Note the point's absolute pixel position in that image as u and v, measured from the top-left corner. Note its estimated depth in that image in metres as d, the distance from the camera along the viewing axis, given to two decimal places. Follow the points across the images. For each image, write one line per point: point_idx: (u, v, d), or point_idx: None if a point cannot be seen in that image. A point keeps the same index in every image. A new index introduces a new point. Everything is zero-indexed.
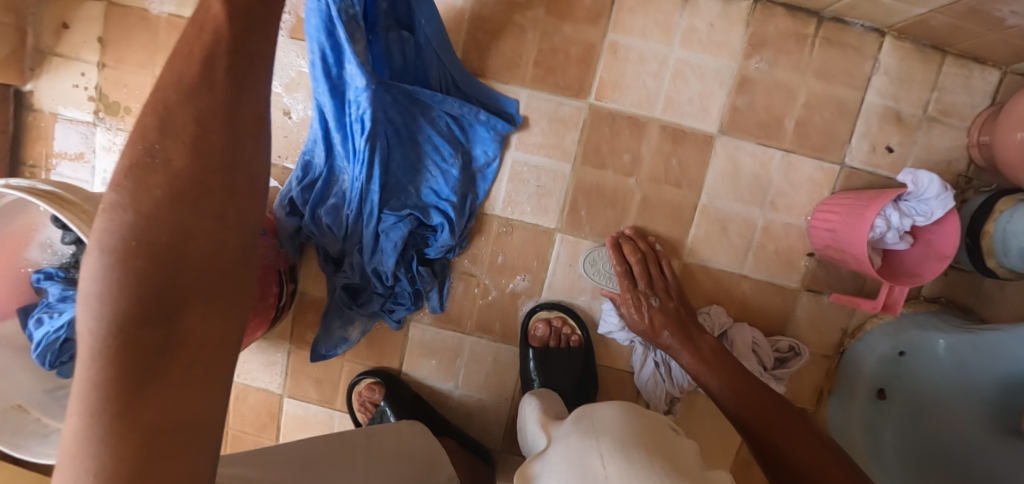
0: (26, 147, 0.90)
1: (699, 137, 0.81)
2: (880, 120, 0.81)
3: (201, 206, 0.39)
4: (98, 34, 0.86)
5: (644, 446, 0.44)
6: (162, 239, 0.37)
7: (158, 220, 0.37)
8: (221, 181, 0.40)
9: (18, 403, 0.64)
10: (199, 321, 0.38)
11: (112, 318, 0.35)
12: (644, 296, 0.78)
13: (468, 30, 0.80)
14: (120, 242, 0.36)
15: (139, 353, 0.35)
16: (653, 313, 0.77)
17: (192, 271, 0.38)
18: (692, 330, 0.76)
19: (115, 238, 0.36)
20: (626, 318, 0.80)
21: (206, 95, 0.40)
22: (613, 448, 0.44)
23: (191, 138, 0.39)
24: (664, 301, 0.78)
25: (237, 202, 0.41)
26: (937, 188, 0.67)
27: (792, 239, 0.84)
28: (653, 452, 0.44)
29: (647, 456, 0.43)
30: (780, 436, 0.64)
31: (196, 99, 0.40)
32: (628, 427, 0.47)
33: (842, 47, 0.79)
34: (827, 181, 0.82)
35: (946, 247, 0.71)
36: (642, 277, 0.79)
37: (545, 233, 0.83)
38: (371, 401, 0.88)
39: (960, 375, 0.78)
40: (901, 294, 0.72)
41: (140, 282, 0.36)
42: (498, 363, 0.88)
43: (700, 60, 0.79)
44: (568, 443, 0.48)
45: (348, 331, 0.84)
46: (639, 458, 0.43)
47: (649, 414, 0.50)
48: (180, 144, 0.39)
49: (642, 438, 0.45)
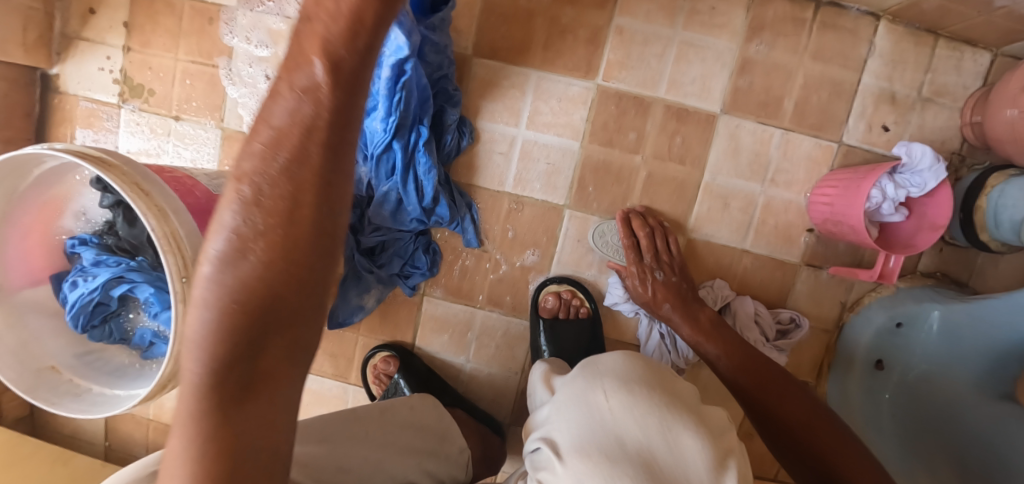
0: (52, 128, 0.94)
1: (702, 117, 0.84)
2: (876, 100, 0.84)
3: (295, 256, 0.33)
4: (124, 19, 0.90)
5: (645, 383, 0.49)
6: (262, 293, 0.33)
7: (260, 269, 0.33)
8: (314, 229, 0.34)
9: (52, 364, 0.65)
10: (285, 376, 0.35)
11: (209, 372, 0.33)
12: (649, 270, 0.81)
13: (480, 14, 0.84)
14: (221, 300, 0.32)
15: (228, 407, 0.33)
16: (657, 286, 0.80)
17: (287, 327, 0.34)
18: (692, 304, 0.79)
19: (224, 285, 0.33)
20: (631, 290, 0.83)
21: (314, 138, 0.34)
22: (615, 385, 0.48)
23: (294, 183, 0.33)
24: (667, 275, 0.81)
25: (326, 251, 0.35)
26: (930, 160, 0.71)
27: (791, 215, 0.87)
28: (653, 388, 0.48)
29: (647, 391, 0.48)
30: (777, 400, 0.68)
31: (301, 135, 0.34)
32: (629, 368, 0.51)
33: (838, 30, 0.82)
34: (825, 158, 0.85)
35: (939, 218, 0.74)
36: (648, 248, 0.81)
37: (554, 209, 0.87)
38: (386, 373, 0.91)
39: (954, 344, 0.81)
40: (897, 263, 0.75)
41: (236, 337, 0.33)
42: (508, 338, 0.92)
43: (703, 42, 0.83)
44: (573, 385, 0.52)
45: (364, 299, 0.88)
46: (640, 393, 0.47)
47: (650, 358, 0.54)
48: (284, 183, 0.33)
49: (643, 376, 0.50)
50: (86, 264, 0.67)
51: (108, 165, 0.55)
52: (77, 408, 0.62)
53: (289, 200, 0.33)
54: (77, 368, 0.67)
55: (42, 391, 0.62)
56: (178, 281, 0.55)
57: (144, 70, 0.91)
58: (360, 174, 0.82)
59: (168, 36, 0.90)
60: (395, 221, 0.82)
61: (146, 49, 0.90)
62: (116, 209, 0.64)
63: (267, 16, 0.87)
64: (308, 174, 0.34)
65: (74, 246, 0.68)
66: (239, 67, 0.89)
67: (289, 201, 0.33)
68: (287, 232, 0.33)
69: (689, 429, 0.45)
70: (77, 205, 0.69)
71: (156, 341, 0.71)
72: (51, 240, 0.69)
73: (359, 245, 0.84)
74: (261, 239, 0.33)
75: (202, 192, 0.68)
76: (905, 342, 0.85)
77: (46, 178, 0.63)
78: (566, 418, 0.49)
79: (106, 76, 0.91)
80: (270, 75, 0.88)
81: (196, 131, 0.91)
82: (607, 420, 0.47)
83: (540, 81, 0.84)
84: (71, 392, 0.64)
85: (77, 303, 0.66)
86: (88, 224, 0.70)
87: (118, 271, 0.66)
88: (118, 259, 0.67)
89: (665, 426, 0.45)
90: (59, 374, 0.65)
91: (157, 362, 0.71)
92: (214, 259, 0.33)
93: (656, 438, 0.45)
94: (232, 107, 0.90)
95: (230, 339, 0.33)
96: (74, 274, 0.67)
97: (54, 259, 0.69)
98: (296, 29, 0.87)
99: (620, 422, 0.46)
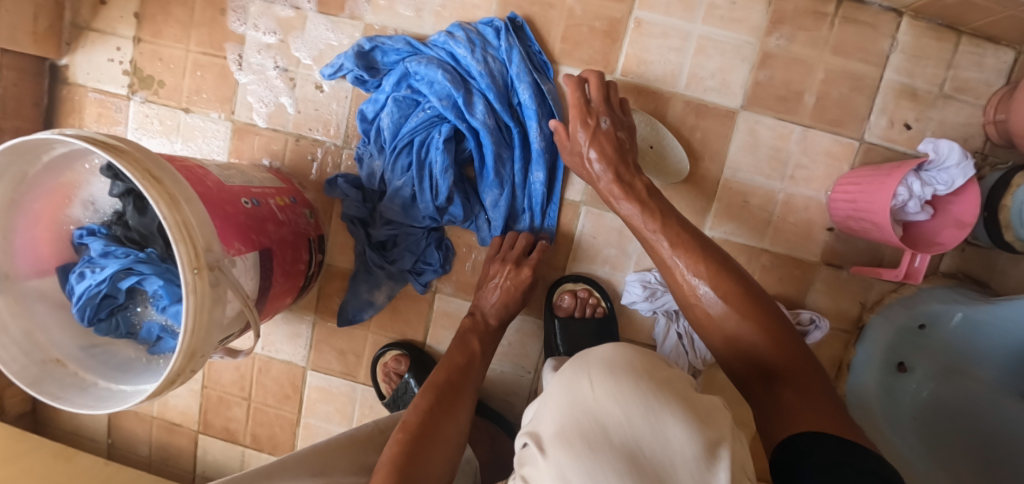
0: (61, 119, 0.93)
1: (721, 111, 0.83)
2: (897, 97, 0.82)
3: (442, 428, 0.63)
4: (135, 10, 0.89)
5: (634, 372, 0.47)
6: (417, 462, 0.58)
7: (422, 433, 0.61)
8: (456, 410, 0.67)
9: (57, 357, 0.64)
10: None
11: None
12: (594, 118, 0.72)
13: (498, 4, 0.82)
14: (397, 456, 0.58)
15: None
16: (599, 135, 0.71)
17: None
18: (627, 165, 0.71)
19: (398, 446, 0.59)
20: (572, 146, 0.74)
21: (465, 349, 0.75)
22: (602, 374, 0.47)
23: (451, 379, 0.70)
24: (613, 129, 0.72)
25: (457, 422, 0.66)
26: (958, 156, 0.70)
27: (811, 212, 0.85)
28: (639, 375, 0.46)
29: (633, 378, 0.46)
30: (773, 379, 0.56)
31: (463, 348, 0.75)
32: (619, 356, 0.49)
33: (859, 25, 0.81)
34: (845, 155, 0.84)
35: (965, 215, 0.73)
36: (597, 100, 0.73)
37: (570, 204, 0.85)
38: (396, 371, 0.90)
39: (980, 343, 0.78)
40: (923, 262, 0.74)
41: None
42: (520, 336, 0.90)
43: (722, 36, 0.82)
44: (562, 376, 0.51)
45: (374, 295, 0.88)
46: (626, 381, 0.46)
47: (646, 350, 0.52)
48: (442, 375, 0.70)
49: (634, 365, 0.48)
50: (94, 254, 0.65)
51: (120, 151, 0.54)
52: (82, 403, 0.60)
53: (447, 394, 0.68)
54: (83, 361, 0.65)
55: (47, 385, 0.61)
56: (189, 272, 0.53)
57: (154, 61, 0.90)
58: (373, 166, 0.83)
59: (179, 27, 0.89)
60: (407, 214, 0.82)
61: (157, 39, 0.89)
62: (127, 198, 0.63)
63: (279, 6, 0.86)
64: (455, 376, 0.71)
65: (82, 237, 0.66)
66: (248, 55, 0.87)
67: (450, 387, 0.69)
68: (447, 409, 0.66)
69: (675, 418, 0.42)
70: (86, 193, 0.67)
71: (164, 336, 0.69)
72: (60, 229, 0.67)
73: (370, 239, 0.85)
74: (429, 414, 0.64)
75: (213, 182, 0.66)
76: (929, 343, 0.83)
77: (56, 165, 0.61)
78: (552, 411, 0.48)
79: (116, 67, 0.90)
80: (282, 66, 0.87)
81: (205, 123, 0.90)
82: (591, 410, 0.45)
83: (562, 76, 0.83)
84: (77, 385, 0.63)
85: (84, 295, 0.64)
86: (97, 215, 0.68)
87: (126, 263, 0.63)
88: (126, 251, 0.65)
89: (651, 415, 0.42)
90: (64, 367, 0.63)
91: (164, 357, 0.69)
92: (404, 424, 0.62)
93: (642, 428, 0.42)
94: (244, 99, 0.89)
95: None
96: (82, 265, 0.65)
97: (61, 249, 0.68)
98: (308, 19, 0.86)
99: (605, 411, 0.44)
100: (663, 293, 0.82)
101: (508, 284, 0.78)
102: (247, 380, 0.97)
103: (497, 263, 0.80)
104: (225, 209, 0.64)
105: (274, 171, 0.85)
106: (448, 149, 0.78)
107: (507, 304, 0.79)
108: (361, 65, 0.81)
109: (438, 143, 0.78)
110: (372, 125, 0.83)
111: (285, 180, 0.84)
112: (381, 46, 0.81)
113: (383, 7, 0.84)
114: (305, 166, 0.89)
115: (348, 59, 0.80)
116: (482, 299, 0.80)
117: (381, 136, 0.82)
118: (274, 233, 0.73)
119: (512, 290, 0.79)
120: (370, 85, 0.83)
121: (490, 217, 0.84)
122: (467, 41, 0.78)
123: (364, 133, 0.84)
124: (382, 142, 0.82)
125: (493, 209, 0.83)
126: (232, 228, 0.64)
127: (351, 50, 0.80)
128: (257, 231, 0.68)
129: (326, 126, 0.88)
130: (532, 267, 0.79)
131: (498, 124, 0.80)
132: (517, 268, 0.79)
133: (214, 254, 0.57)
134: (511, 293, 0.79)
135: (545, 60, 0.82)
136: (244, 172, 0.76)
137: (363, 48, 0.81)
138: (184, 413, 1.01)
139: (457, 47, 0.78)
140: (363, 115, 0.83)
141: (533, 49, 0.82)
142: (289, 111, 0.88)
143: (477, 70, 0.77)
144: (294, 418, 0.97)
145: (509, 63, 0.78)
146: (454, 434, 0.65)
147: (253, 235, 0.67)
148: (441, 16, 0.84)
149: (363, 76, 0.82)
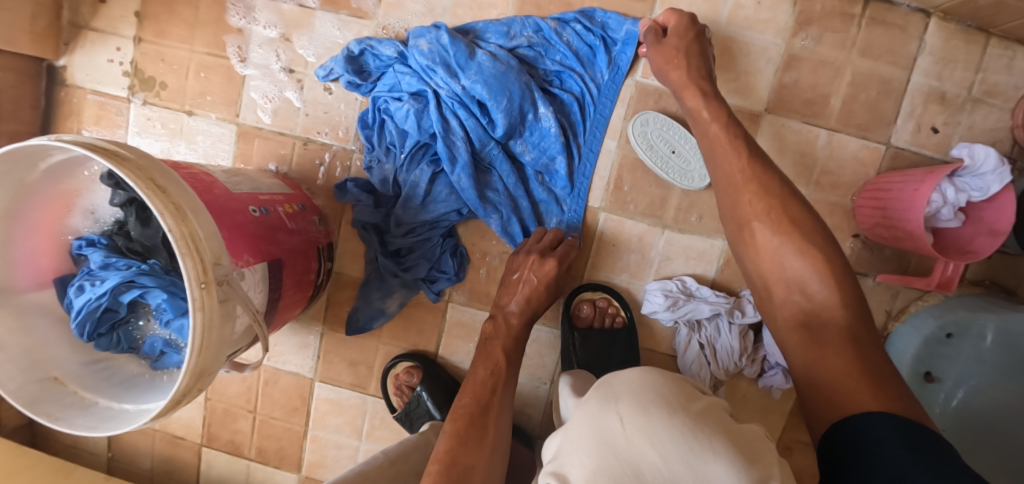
0: (58, 123, 0.90)
1: (745, 115, 0.81)
2: (925, 100, 0.80)
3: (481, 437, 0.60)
4: (137, 9, 0.86)
5: (667, 405, 0.43)
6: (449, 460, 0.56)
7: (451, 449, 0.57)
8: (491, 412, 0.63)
9: (56, 375, 0.60)
10: None
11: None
12: None
13: (516, 3, 0.80)
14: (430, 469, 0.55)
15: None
16: None
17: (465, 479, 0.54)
18: None
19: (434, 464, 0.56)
20: None
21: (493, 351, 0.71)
22: (632, 408, 0.43)
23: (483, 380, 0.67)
24: None
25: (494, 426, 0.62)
26: (994, 162, 0.67)
27: (837, 219, 0.83)
28: (673, 408, 0.43)
29: (666, 411, 0.42)
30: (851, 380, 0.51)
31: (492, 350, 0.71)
32: (647, 384, 0.46)
33: (887, 26, 0.79)
34: (872, 160, 0.81)
35: (1000, 222, 0.71)
36: None
37: (589, 211, 0.83)
38: (408, 384, 0.87)
39: (1004, 354, 0.78)
40: (956, 271, 0.72)
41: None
42: (537, 346, 0.88)
43: (747, 37, 0.80)
44: (587, 407, 0.47)
45: (386, 303, 0.85)
46: (660, 416, 0.42)
47: (673, 373, 0.49)
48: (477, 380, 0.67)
49: (665, 395, 0.44)
50: (94, 267, 0.62)
51: (122, 159, 0.50)
52: (82, 424, 0.57)
53: (474, 406, 0.63)
54: (84, 378, 0.62)
55: (46, 405, 0.58)
56: (197, 288, 0.50)
57: (157, 62, 0.86)
58: (385, 172, 0.81)
59: (184, 26, 0.85)
60: (424, 212, 0.80)
61: (161, 39, 0.86)
62: (128, 208, 0.59)
63: (285, 2, 0.83)
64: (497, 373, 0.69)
65: (80, 248, 0.63)
66: (251, 51, 0.84)
67: (478, 405, 0.63)
68: (481, 431, 0.61)
69: (718, 459, 0.39)
70: (87, 202, 0.63)
71: (168, 351, 0.66)
72: (59, 239, 0.63)
73: (384, 246, 0.81)
74: (463, 439, 0.59)
75: (221, 190, 0.63)
76: (952, 352, 0.81)
77: (55, 172, 0.58)
78: (579, 451, 0.44)
79: (116, 68, 0.87)
80: (289, 66, 0.84)
81: (210, 126, 0.87)
82: (623, 452, 0.41)
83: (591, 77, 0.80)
84: (77, 404, 0.59)
85: (83, 309, 0.61)
86: (97, 224, 0.64)
87: (129, 275, 0.60)
88: (127, 262, 0.62)
89: (691, 459, 0.39)
90: (64, 386, 0.60)
91: (168, 373, 0.66)
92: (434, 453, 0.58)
93: (682, 472, 0.39)
94: (248, 98, 0.85)
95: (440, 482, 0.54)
96: (81, 277, 0.62)
97: (61, 261, 0.64)
98: (314, 17, 0.83)
99: (639, 453, 0.40)
100: (686, 302, 0.80)
101: (535, 277, 0.74)
102: (254, 392, 0.94)
103: (524, 255, 0.76)
104: (234, 218, 0.61)
105: (282, 177, 0.82)
106: (546, 134, 0.78)
107: (529, 299, 0.74)
108: (352, 70, 0.79)
109: (537, 143, 0.78)
110: (418, 137, 0.77)
111: (294, 186, 0.81)
112: (371, 49, 0.79)
113: (396, 5, 0.81)
114: (312, 171, 0.86)
115: (339, 64, 0.79)
116: (505, 296, 0.75)
117: (426, 152, 0.79)
118: (286, 242, 0.70)
119: (538, 286, 0.74)
120: (401, 102, 0.77)
121: (548, 213, 0.82)
122: (540, 43, 0.78)
123: (433, 156, 0.79)
124: (418, 155, 0.79)
125: (572, 203, 0.82)
126: (243, 238, 0.61)
127: (340, 54, 0.79)
128: (268, 241, 0.65)
129: (336, 130, 0.85)
130: (557, 258, 0.74)
131: (575, 107, 0.80)
132: (542, 259, 0.74)
133: (223, 268, 0.54)
134: (537, 291, 0.74)
135: (606, 15, 0.78)
136: (252, 178, 0.73)
137: (352, 52, 0.79)
138: (188, 426, 0.98)
139: (492, 33, 0.79)
140: (385, 135, 0.80)
141: (589, 14, 0.78)
142: (297, 112, 0.85)
143: (556, 66, 0.79)
144: (302, 431, 0.94)
145: (588, 48, 0.79)
146: (493, 462, 0.59)
147: (264, 246, 0.64)
148: (457, 14, 0.81)
149: (396, 96, 0.78)
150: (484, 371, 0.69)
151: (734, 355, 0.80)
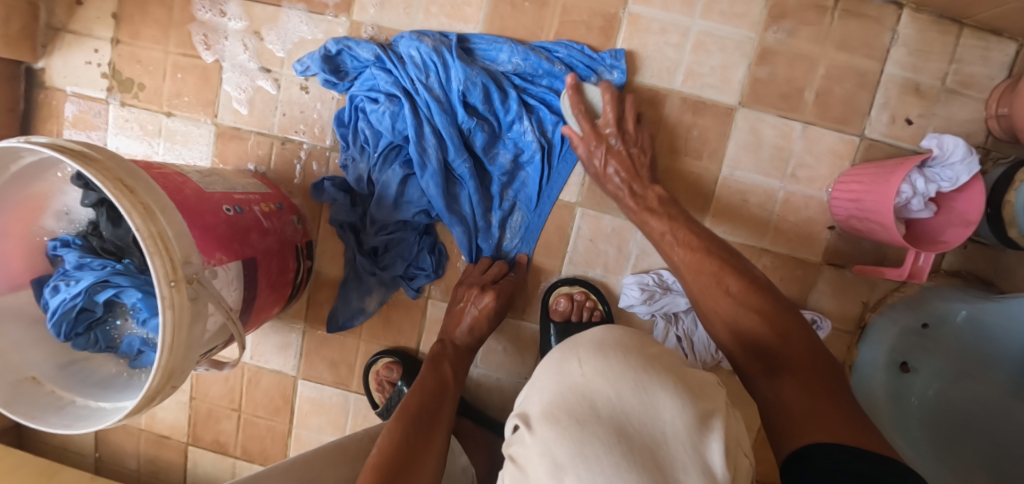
0: (38, 125, 0.90)
1: (720, 109, 0.82)
2: (900, 92, 0.80)
3: (431, 421, 0.66)
4: (113, 10, 0.86)
5: (623, 350, 0.45)
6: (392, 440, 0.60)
7: (398, 429, 0.62)
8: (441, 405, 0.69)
9: (31, 375, 0.60)
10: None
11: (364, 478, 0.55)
12: None
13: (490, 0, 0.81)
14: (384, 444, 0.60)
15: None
16: None
17: (410, 459, 0.58)
18: None
19: (390, 441, 0.60)
20: None
21: (448, 353, 0.76)
22: (590, 352, 0.46)
23: (433, 370, 0.73)
24: None
25: (440, 417, 0.67)
26: (963, 152, 0.68)
27: (812, 211, 0.84)
28: (629, 350, 0.45)
29: (623, 353, 0.45)
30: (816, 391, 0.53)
31: (443, 354, 0.76)
32: (609, 337, 0.48)
33: (861, 18, 0.79)
34: (848, 152, 0.82)
35: (971, 213, 0.71)
36: None
37: (566, 206, 0.83)
38: (388, 380, 0.88)
39: (984, 343, 0.78)
40: (927, 261, 0.72)
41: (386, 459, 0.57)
42: (518, 342, 0.88)
43: (722, 31, 0.80)
44: (550, 357, 0.49)
45: (365, 302, 0.86)
46: (615, 357, 0.44)
47: (635, 330, 0.51)
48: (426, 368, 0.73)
49: (624, 342, 0.47)
50: (69, 267, 0.62)
51: (90, 160, 0.51)
52: (58, 422, 0.57)
53: (428, 397, 0.69)
54: (60, 378, 0.62)
55: (22, 405, 0.58)
56: (165, 286, 0.50)
57: (133, 63, 0.87)
58: (359, 170, 0.81)
59: (160, 28, 0.86)
60: (397, 212, 0.80)
61: (136, 41, 0.86)
62: (99, 208, 0.60)
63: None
64: (442, 363, 0.74)
65: (55, 248, 0.63)
66: (221, 43, 0.84)
67: (423, 412, 0.66)
68: (422, 435, 0.63)
69: (666, 390, 0.40)
70: (60, 204, 0.64)
71: (145, 350, 0.66)
72: (31, 241, 0.64)
73: (361, 245, 0.83)
74: (406, 440, 0.60)
75: (193, 190, 0.63)
76: (934, 344, 0.81)
77: (25, 174, 0.58)
78: (540, 391, 0.45)
79: (94, 70, 0.87)
80: (264, 65, 0.84)
81: (189, 127, 0.87)
82: (580, 387, 0.43)
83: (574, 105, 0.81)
84: (52, 404, 0.59)
85: (58, 309, 0.61)
86: (71, 225, 0.65)
87: (103, 274, 0.60)
88: (102, 262, 0.62)
89: (641, 389, 0.41)
90: (40, 386, 0.60)
91: (146, 372, 0.66)
92: (382, 444, 0.60)
93: (632, 401, 0.40)
94: (224, 95, 0.86)
95: (389, 456, 0.58)
96: (56, 277, 0.62)
97: (37, 262, 0.65)
98: (287, 14, 0.83)
99: (593, 387, 0.42)
100: (661, 295, 0.81)
101: (476, 310, 0.77)
102: (237, 391, 0.95)
103: (466, 287, 0.79)
104: (204, 219, 0.61)
105: (260, 177, 0.83)
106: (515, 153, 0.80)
107: (474, 329, 0.77)
108: (328, 69, 0.79)
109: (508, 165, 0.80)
110: (393, 137, 0.78)
111: (272, 186, 0.82)
112: (348, 50, 0.79)
113: (369, 3, 0.82)
114: (290, 170, 0.87)
115: (316, 62, 0.79)
116: (451, 324, 0.79)
117: (398, 154, 0.80)
118: (259, 242, 0.70)
119: (480, 317, 0.77)
120: (377, 103, 0.77)
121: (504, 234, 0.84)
122: (525, 69, 0.79)
123: (406, 158, 0.79)
124: (390, 157, 0.80)
125: (528, 224, 0.83)
126: (213, 238, 0.61)
127: (318, 53, 0.79)
128: (240, 240, 0.66)
129: (313, 129, 0.85)
130: (497, 290, 0.77)
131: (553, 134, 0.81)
132: (482, 292, 0.77)
133: (193, 266, 0.54)
134: (484, 319, 0.77)
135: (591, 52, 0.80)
136: (227, 178, 0.73)
137: (329, 52, 0.79)
138: (173, 426, 0.98)
139: (478, 49, 0.80)
140: (359, 140, 0.81)
141: (574, 46, 0.80)
142: (275, 111, 0.85)
143: (537, 92, 0.80)
144: (286, 429, 0.95)
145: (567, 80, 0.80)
146: (433, 456, 0.62)
147: (235, 245, 0.64)
148: (431, 12, 0.82)
149: (372, 96, 0.78)
150: (444, 364, 0.74)
151: (711, 347, 0.81)
